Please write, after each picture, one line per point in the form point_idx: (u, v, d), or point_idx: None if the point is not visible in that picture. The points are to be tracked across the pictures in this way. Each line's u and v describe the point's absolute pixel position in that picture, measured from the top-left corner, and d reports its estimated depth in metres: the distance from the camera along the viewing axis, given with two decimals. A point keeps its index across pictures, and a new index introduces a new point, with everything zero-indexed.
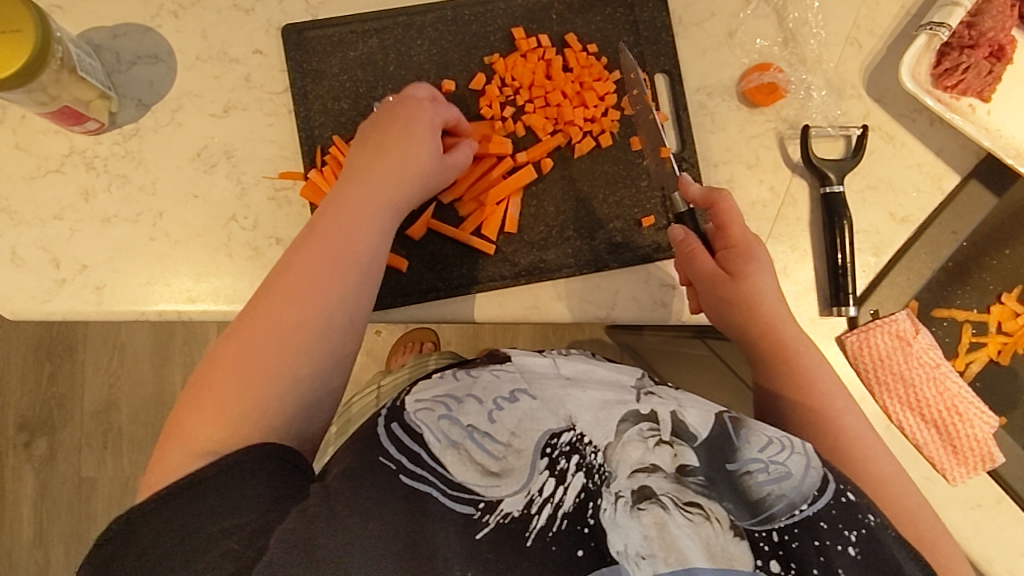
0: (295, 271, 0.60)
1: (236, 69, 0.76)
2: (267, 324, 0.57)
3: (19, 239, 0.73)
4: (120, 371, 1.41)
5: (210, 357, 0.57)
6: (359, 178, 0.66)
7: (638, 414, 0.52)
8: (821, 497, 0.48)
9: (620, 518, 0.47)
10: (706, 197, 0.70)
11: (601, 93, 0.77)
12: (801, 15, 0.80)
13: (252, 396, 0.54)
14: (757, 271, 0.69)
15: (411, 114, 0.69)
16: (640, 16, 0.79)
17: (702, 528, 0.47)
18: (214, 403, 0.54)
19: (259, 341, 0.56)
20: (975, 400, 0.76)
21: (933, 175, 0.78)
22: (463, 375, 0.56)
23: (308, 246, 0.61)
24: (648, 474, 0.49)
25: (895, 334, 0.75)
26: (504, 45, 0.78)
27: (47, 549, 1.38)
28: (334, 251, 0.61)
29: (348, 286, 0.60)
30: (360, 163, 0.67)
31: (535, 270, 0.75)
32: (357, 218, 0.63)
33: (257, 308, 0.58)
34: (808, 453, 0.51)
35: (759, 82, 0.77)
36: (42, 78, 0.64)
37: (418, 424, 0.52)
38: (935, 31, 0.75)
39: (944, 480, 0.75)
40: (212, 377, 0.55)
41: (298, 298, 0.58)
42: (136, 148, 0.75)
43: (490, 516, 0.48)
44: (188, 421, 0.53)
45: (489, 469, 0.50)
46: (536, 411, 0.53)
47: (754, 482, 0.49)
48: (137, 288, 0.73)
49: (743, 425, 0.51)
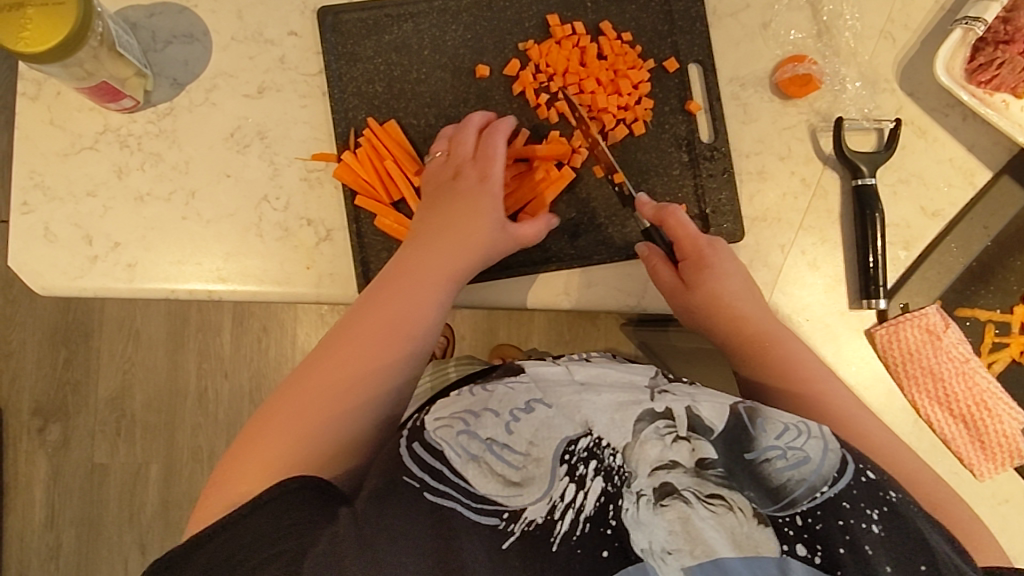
0: (358, 335, 0.63)
1: (271, 51, 0.77)
2: (324, 379, 0.60)
3: (51, 215, 0.73)
4: (134, 357, 1.40)
5: (265, 412, 0.59)
6: (421, 246, 0.69)
7: (653, 413, 0.51)
8: (841, 478, 0.48)
9: (643, 516, 0.47)
10: (656, 214, 0.71)
11: (635, 81, 0.77)
12: (835, 8, 0.80)
13: (303, 448, 0.56)
14: (712, 278, 0.70)
15: (479, 187, 0.72)
16: (675, 6, 0.79)
17: (725, 518, 0.46)
18: (264, 452, 0.56)
19: (318, 400, 0.59)
20: (1004, 396, 0.76)
21: (965, 171, 0.78)
22: (479, 390, 0.55)
23: (369, 312, 0.64)
24: (668, 471, 0.48)
25: (925, 328, 0.75)
26: (538, 31, 0.78)
27: (58, 533, 1.38)
28: (399, 315, 0.65)
29: (405, 355, 0.64)
30: (433, 231, 0.70)
31: (566, 258, 0.75)
32: (420, 285, 0.67)
33: (308, 369, 0.61)
34: (825, 436, 0.50)
35: (794, 73, 0.77)
36: (80, 54, 0.64)
37: (438, 441, 0.52)
38: (970, 26, 0.74)
39: (971, 474, 0.75)
40: (269, 425, 0.58)
41: (350, 362, 0.61)
42: (170, 127, 0.75)
43: (515, 525, 0.48)
44: (244, 465, 0.55)
45: (511, 480, 0.50)
46: (552, 419, 0.52)
47: (773, 469, 0.48)
48: (168, 266, 0.73)
49: (758, 414, 0.50)
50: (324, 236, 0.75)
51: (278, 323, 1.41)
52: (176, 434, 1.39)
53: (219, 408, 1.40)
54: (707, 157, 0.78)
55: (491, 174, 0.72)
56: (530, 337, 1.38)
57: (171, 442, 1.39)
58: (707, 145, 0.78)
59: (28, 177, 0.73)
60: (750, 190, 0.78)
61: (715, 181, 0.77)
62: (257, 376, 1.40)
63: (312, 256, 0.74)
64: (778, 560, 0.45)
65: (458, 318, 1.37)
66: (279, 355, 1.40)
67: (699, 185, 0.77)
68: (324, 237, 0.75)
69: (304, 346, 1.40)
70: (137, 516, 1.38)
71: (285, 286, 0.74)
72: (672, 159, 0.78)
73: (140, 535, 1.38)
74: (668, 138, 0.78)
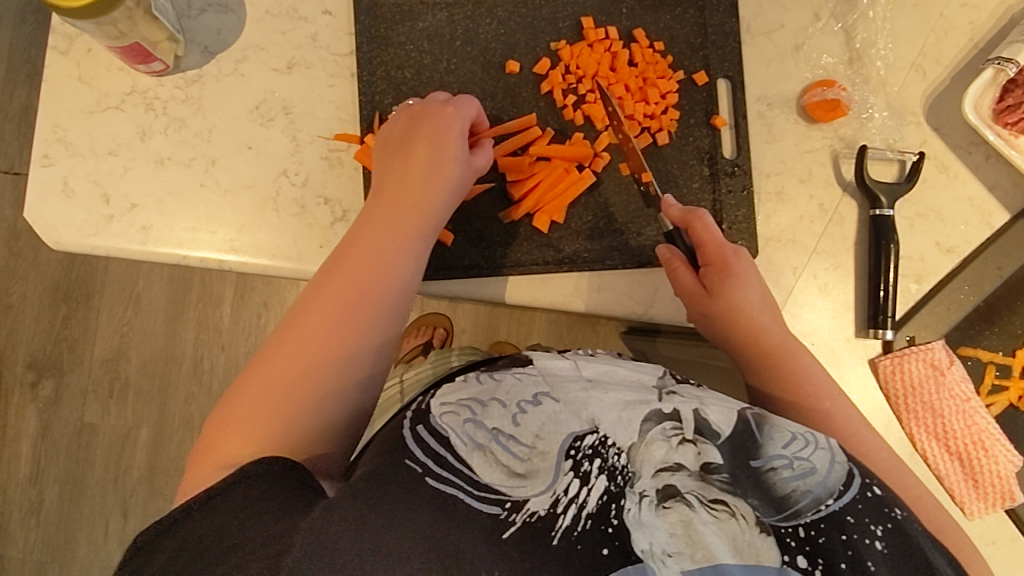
0: (327, 304, 0.60)
1: (304, 27, 0.77)
2: (292, 352, 0.58)
3: (71, 171, 0.73)
4: (133, 321, 1.40)
5: (238, 384, 0.58)
6: (388, 200, 0.67)
7: (661, 414, 0.51)
8: (846, 492, 0.48)
9: (646, 517, 0.47)
10: (683, 217, 0.71)
11: (663, 91, 0.77)
12: (869, 36, 0.80)
13: (279, 420, 0.56)
14: (735, 286, 0.69)
15: (441, 130, 0.69)
16: (709, 20, 0.79)
17: (728, 525, 0.47)
18: (244, 423, 0.55)
19: (288, 370, 0.57)
20: (1001, 437, 0.76)
21: (983, 210, 0.78)
22: (487, 379, 0.55)
23: (336, 274, 0.62)
24: (672, 473, 0.49)
25: (930, 363, 0.75)
26: (571, 33, 0.79)
27: (41, 489, 1.38)
28: (362, 281, 0.62)
29: (378, 318, 0.62)
30: (393, 188, 0.67)
31: (579, 259, 0.75)
32: (385, 247, 0.64)
33: (274, 344, 0.59)
34: (832, 448, 0.51)
35: (822, 98, 0.77)
36: (115, 14, 0.64)
37: (443, 427, 0.51)
38: (1003, 66, 0.75)
39: (961, 511, 0.75)
40: (240, 405, 0.56)
41: (320, 329, 0.59)
42: (196, 94, 0.75)
43: (516, 516, 0.48)
44: (220, 440, 0.55)
45: (515, 471, 0.50)
46: (559, 414, 0.52)
47: (779, 478, 0.48)
48: (182, 232, 0.73)
49: (766, 422, 0.51)
50: (340, 216, 0.75)
51: (279, 300, 1.41)
52: (169, 401, 1.39)
53: (214, 379, 1.40)
54: (728, 172, 0.78)
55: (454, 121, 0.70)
56: (529, 337, 1.38)
57: (163, 409, 1.39)
58: (729, 161, 0.78)
59: (51, 131, 0.73)
60: (768, 209, 0.78)
61: (733, 197, 0.77)
62: (254, 351, 1.40)
63: (326, 235, 0.74)
64: (778, 570, 0.46)
65: (458, 312, 1.38)
66: None
67: (718, 200, 0.77)
68: (340, 217, 0.75)
69: None
70: (122, 479, 1.38)
71: (296, 263, 0.74)
72: (693, 172, 0.78)
73: (123, 499, 1.38)
74: (690, 150, 0.78)
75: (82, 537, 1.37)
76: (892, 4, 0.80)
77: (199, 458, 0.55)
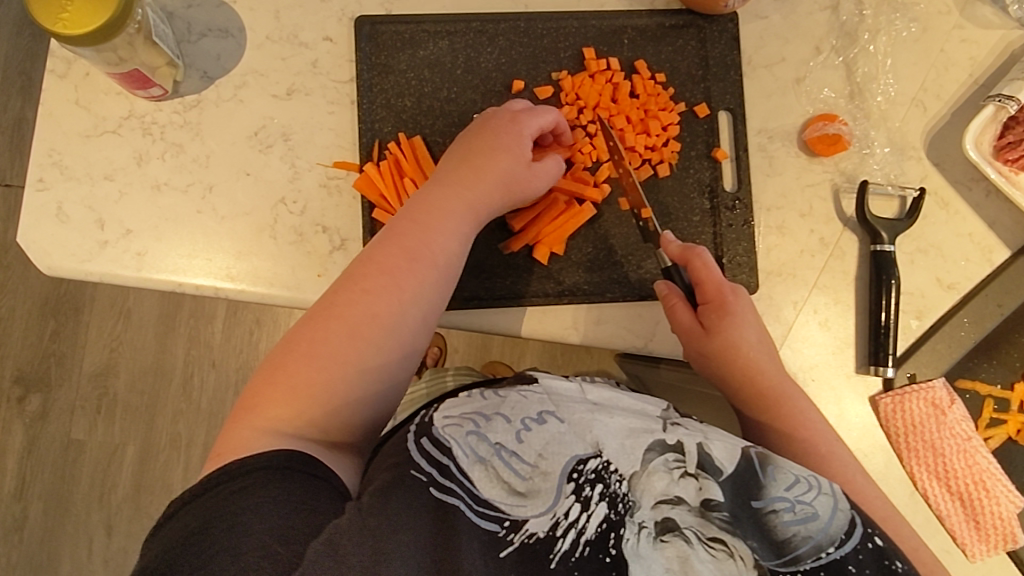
0: (375, 266, 0.63)
1: (305, 54, 0.77)
2: (345, 313, 0.61)
3: (66, 195, 0.72)
4: (123, 337, 1.39)
5: (286, 343, 0.61)
6: (440, 181, 0.68)
7: (664, 445, 0.50)
8: (848, 541, 0.47)
9: (643, 549, 0.46)
10: (682, 253, 0.70)
11: (665, 123, 0.77)
12: (870, 71, 0.80)
13: (319, 377, 0.59)
14: (732, 324, 0.68)
15: (505, 128, 0.69)
16: (710, 52, 0.79)
17: (725, 564, 0.45)
18: (285, 383, 0.58)
19: (334, 330, 0.60)
20: (1003, 477, 0.75)
21: (983, 247, 0.78)
22: (492, 395, 0.55)
23: (384, 245, 0.64)
24: (672, 506, 0.48)
25: (931, 402, 0.74)
26: (573, 63, 0.78)
27: (26, 506, 1.36)
28: (410, 246, 0.64)
29: (423, 285, 0.63)
30: (455, 170, 0.68)
31: (579, 292, 0.75)
32: (433, 219, 0.66)
33: (331, 300, 0.62)
34: (835, 494, 0.49)
35: (823, 132, 0.77)
36: (116, 40, 0.63)
37: (446, 438, 0.52)
38: (1004, 103, 0.74)
39: (963, 554, 0.75)
40: (288, 360, 0.60)
41: (368, 293, 0.62)
42: (195, 119, 0.74)
43: (515, 535, 0.48)
44: (263, 399, 0.58)
45: (516, 489, 0.49)
46: (563, 435, 0.51)
47: (780, 522, 0.47)
48: (178, 259, 0.72)
49: (769, 461, 0.49)
50: (338, 245, 0.74)
51: (272, 317, 1.40)
52: (157, 419, 1.38)
53: (203, 397, 1.38)
54: (729, 206, 0.77)
55: (521, 117, 0.70)
56: (522, 358, 1.37)
57: (151, 427, 1.37)
58: (730, 195, 0.77)
59: (47, 154, 0.72)
60: (768, 243, 0.77)
61: (734, 231, 0.77)
62: (245, 369, 1.39)
63: (324, 263, 0.74)
64: None
65: (451, 331, 1.36)
66: (269, 349, 1.39)
67: (719, 233, 0.77)
68: (339, 245, 0.74)
69: None
70: (108, 497, 1.36)
71: (293, 291, 0.73)
72: (693, 205, 0.77)
73: (108, 517, 1.35)
74: (691, 182, 0.78)
75: (65, 556, 1.35)
76: (892, 39, 0.80)
77: (244, 405, 0.59)
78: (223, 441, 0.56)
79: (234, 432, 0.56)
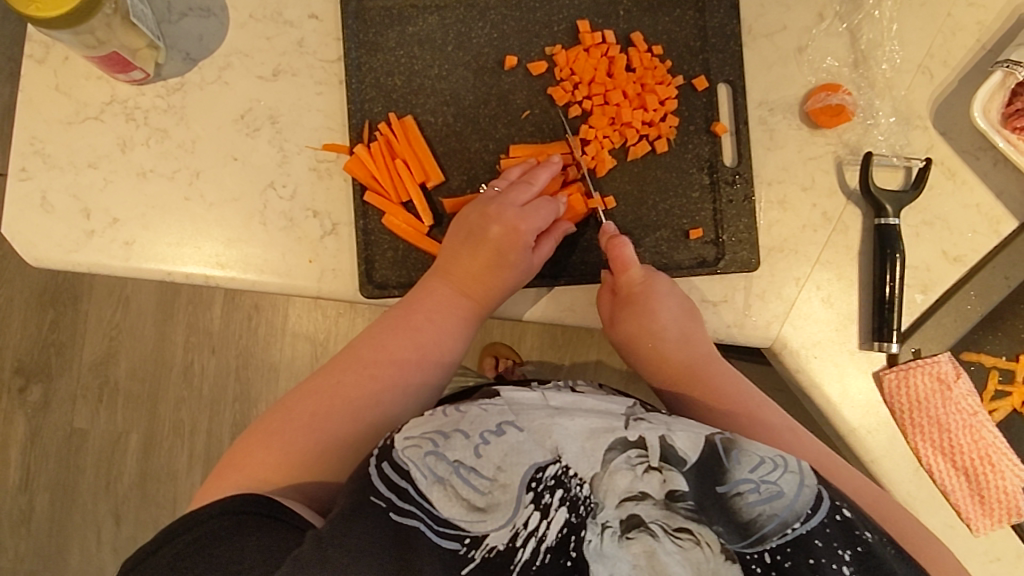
0: (378, 353, 0.66)
1: (290, 32, 0.74)
2: (349, 391, 0.63)
3: (49, 184, 0.70)
4: (121, 324, 1.38)
5: (284, 403, 0.63)
6: (443, 275, 0.69)
7: (626, 442, 0.50)
8: (815, 515, 0.47)
9: (607, 548, 0.46)
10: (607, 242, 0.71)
11: (662, 97, 0.75)
12: (875, 37, 0.77)
13: (303, 439, 0.59)
14: (633, 317, 0.70)
15: (508, 237, 0.69)
16: (710, 22, 0.76)
17: (692, 553, 0.45)
18: (274, 445, 0.59)
19: (337, 409, 0.62)
20: (1009, 451, 0.73)
21: (990, 218, 0.76)
22: (451, 411, 0.53)
23: (390, 337, 0.67)
24: (636, 502, 0.47)
25: (936, 377, 0.73)
26: (567, 36, 0.76)
27: (32, 496, 1.37)
28: (423, 344, 0.67)
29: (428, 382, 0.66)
30: (460, 267, 0.69)
31: (577, 271, 0.75)
32: (443, 319, 0.68)
33: (331, 377, 0.64)
34: (802, 470, 0.49)
35: (826, 103, 0.74)
36: (92, 22, 0.61)
37: (405, 461, 0.49)
38: (1011, 69, 0.72)
39: (966, 528, 0.73)
40: (281, 425, 0.60)
41: (377, 379, 0.64)
42: (179, 103, 0.72)
43: (475, 551, 0.46)
44: (250, 457, 0.58)
45: (475, 505, 0.47)
46: (523, 444, 0.50)
47: (745, 503, 0.47)
48: (166, 248, 0.71)
49: (734, 446, 0.49)
50: (329, 229, 0.72)
51: (269, 301, 1.38)
52: (159, 406, 1.37)
53: (204, 383, 1.37)
54: (729, 180, 0.75)
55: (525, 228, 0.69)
56: (523, 338, 1.33)
57: (153, 414, 1.37)
58: (730, 169, 0.75)
59: (29, 143, 0.71)
60: (769, 219, 0.76)
61: (734, 207, 0.75)
62: (244, 355, 1.38)
63: (315, 249, 0.72)
64: None
65: None
66: (268, 334, 1.37)
67: (719, 209, 0.75)
68: (329, 231, 0.72)
69: (294, 328, 1.37)
70: (113, 485, 1.36)
71: (285, 278, 0.72)
72: (692, 180, 0.75)
73: (114, 506, 1.36)
74: (690, 158, 0.76)
75: (73, 544, 1.36)
76: (898, 4, 0.77)
77: (252, 436, 0.60)
78: (230, 463, 0.59)
79: (222, 478, 0.57)
